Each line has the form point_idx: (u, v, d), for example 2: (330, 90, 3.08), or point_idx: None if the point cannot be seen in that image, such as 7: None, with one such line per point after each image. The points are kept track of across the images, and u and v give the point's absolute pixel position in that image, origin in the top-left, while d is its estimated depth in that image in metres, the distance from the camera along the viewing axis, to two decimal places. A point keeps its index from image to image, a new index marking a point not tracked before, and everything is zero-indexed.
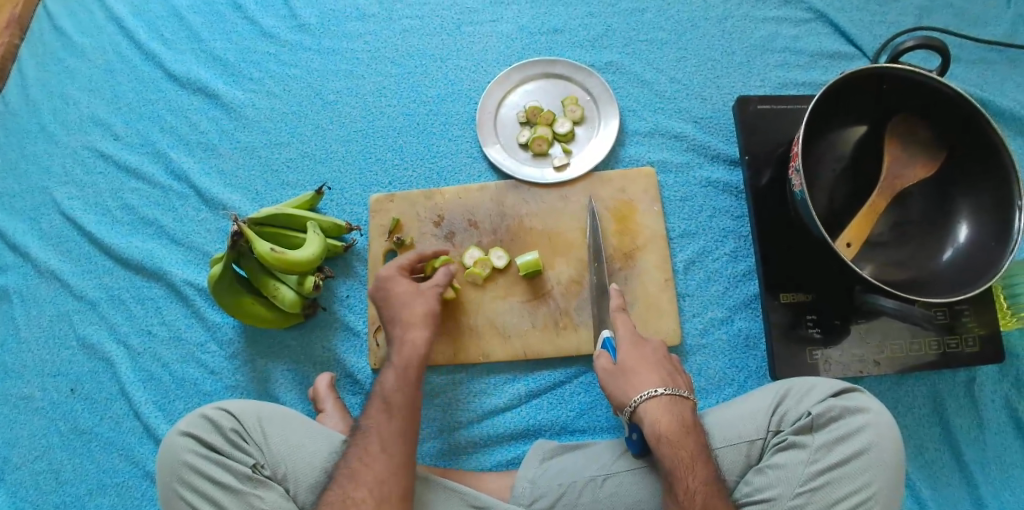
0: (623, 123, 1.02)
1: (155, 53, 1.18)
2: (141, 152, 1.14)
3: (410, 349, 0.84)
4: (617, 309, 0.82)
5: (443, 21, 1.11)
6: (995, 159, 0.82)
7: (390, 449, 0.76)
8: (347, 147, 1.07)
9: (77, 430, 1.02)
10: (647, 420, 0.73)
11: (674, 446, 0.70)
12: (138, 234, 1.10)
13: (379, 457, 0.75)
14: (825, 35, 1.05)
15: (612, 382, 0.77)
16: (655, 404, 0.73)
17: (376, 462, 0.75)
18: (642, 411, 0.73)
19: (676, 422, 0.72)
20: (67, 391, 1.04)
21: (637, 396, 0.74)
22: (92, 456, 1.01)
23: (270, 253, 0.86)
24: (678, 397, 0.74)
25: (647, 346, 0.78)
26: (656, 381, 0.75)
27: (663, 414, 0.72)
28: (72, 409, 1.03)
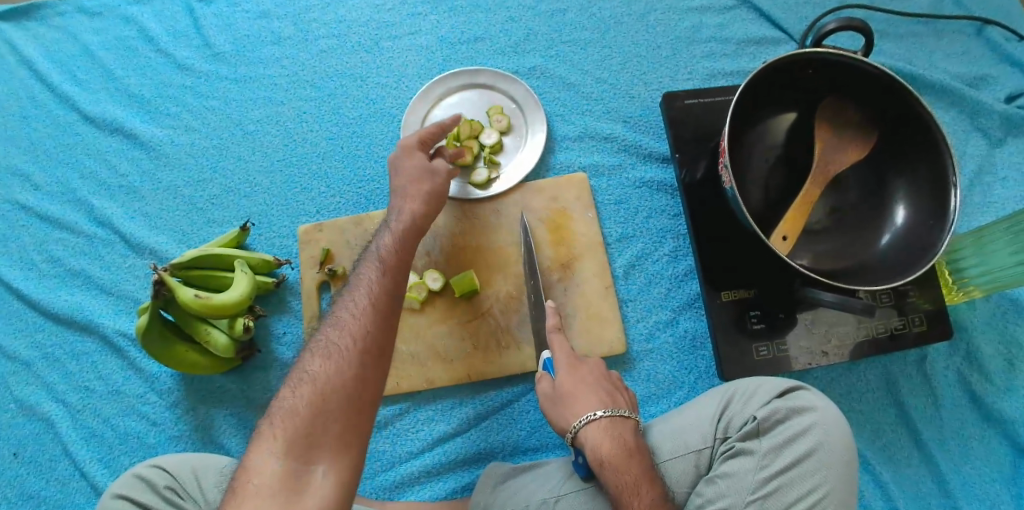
0: (552, 129, 0.99)
1: (67, 96, 1.13)
2: (63, 201, 1.09)
3: (385, 260, 0.72)
4: (553, 330, 0.81)
5: (360, 38, 1.07)
6: (927, 137, 0.81)
7: (352, 366, 0.62)
8: (272, 178, 1.03)
9: (25, 494, 0.98)
10: (589, 444, 0.72)
11: (618, 468, 0.69)
12: (65, 287, 1.05)
13: (337, 372, 0.62)
14: (749, 21, 1.03)
15: (553, 409, 0.77)
16: (596, 428, 0.73)
17: (335, 378, 0.62)
18: (583, 436, 0.73)
19: (618, 445, 0.71)
20: (10, 455, 0.99)
21: (576, 421, 0.74)
22: None
23: (193, 299, 0.83)
24: (618, 419, 0.74)
25: (584, 368, 0.79)
26: (596, 404, 0.75)
27: (604, 438, 0.72)
28: (17, 474, 0.99)
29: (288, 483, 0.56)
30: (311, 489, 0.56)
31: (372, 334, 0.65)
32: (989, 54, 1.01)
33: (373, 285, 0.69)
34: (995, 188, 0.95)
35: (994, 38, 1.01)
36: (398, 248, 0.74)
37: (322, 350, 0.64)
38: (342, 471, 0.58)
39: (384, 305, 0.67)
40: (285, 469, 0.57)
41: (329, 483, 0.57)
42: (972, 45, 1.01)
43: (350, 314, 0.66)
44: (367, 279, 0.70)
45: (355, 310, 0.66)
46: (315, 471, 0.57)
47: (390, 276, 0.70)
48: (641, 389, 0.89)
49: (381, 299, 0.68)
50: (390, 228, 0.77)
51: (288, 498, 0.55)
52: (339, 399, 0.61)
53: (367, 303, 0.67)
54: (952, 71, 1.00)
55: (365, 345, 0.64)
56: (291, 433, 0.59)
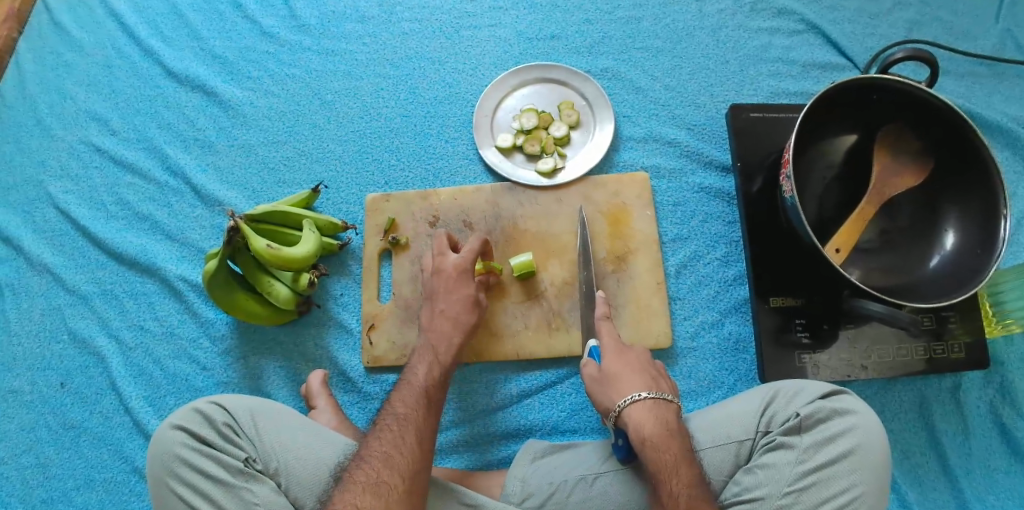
0: (617, 128, 1.03)
1: (153, 50, 1.19)
2: (137, 148, 1.14)
3: (438, 336, 0.85)
4: (602, 318, 0.83)
5: (441, 25, 1.12)
6: (983, 171, 0.84)
7: (415, 422, 0.75)
8: (345, 147, 1.08)
9: (66, 424, 1.02)
10: (631, 425, 0.73)
11: (657, 449, 0.70)
12: (132, 229, 1.10)
13: (403, 426, 0.75)
14: (817, 46, 1.07)
15: (597, 387, 0.78)
16: (639, 408, 0.74)
17: (401, 432, 0.74)
18: (626, 415, 0.74)
19: (661, 426, 0.72)
20: (57, 385, 1.04)
21: (621, 400, 0.75)
22: (81, 451, 1.01)
23: (265, 249, 0.87)
24: (661, 401, 0.74)
25: (631, 353, 0.80)
26: (641, 385, 0.76)
27: (647, 417, 0.73)
28: (62, 403, 1.03)
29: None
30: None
31: (430, 402, 0.79)
32: None
33: (433, 362, 0.83)
34: None
35: None
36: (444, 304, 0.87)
37: (391, 410, 0.77)
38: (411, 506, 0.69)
39: (437, 379, 0.81)
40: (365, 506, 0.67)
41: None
42: None
43: (410, 386, 0.80)
44: (424, 355, 0.84)
45: (414, 384, 0.80)
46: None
47: (444, 353, 0.84)
48: (681, 384, 0.92)
49: (438, 374, 0.82)
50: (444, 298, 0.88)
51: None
52: (405, 448, 0.73)
53: (421, 376, 0.81)
54: (1010, 113, 1.03)
55: (426, 404, 0.78)
56: (368, 475, 0.70)
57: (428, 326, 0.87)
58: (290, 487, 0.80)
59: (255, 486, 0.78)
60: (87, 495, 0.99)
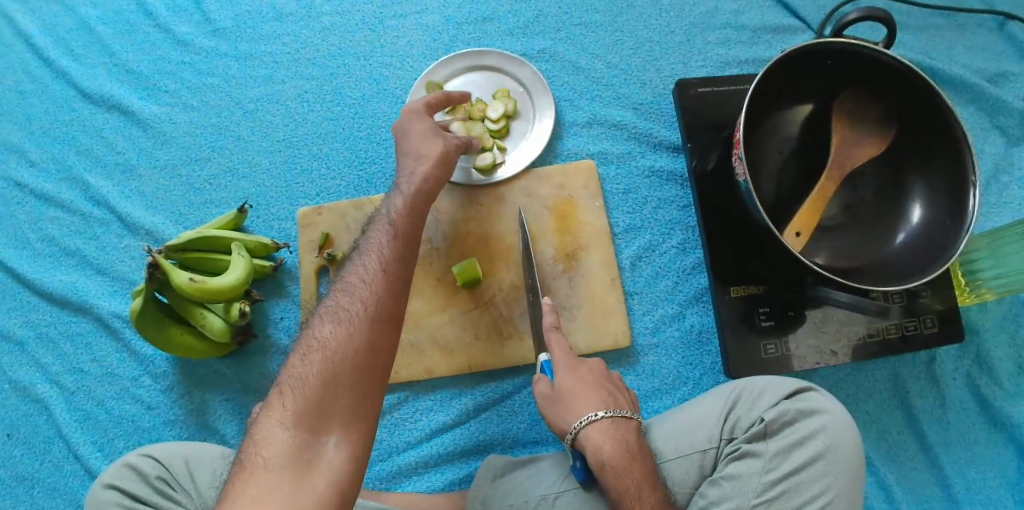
0: (560, 115, 0.96)
1: (65, 71, 1.08)
2: (59, 179, 1.05)
3: (380, 248, 0.69)
4: (550, 328, 0.75)
5: (364, 16, 1.04)
6: (948, 134, 0.78)
7: (365, 336, 0.62)
8: (272, 159, 1.00)
9: (17, 477, 0.96)
10: (589, 449, 0.67)
11: (618, 472, 0.65)
12: (60, 266, 1.02)
13: (349, 339, 0.62)
14: (767, 8, 1.00)
15: (550, 410, 0.72)
16: (597, 429, 0.68)
17: (348, 347, 0.61)
18: (583, 438, 0.68)
19: (620, 448, 0.67)
20: (2, 437, 0.97)
21: (575, 422, 0.69)
22: (35, 502, 0.95)
23: (188, 283, 0.80)
24: (621, 419, 0.69)
25: (584, 366, 0.73)
26: (597, 403, 0.70)
27: (606, 439, 0.67)
28: (10, 455, 0.97)
29: (298, 455, 0.56)
30: (323, 463, 0.56)
31: (374, 336, 0.63)
32: (1010, 50, 0.99)
33: (380, 277, 0.66)
34: (1012, 187, 0.94)
35: (1017, 34, 0.98)
36: (408, 212, 0.73)
37: (332, 314, 0.64)
38: (354, 444, 0.58)
39: (387, 291, 0.65)
40: (295, 441, 0.56)
41: (340, 456, 0.57)
42: (994, 40, 0.99)
43: (353, 294, 0.65)
44: (371, 258, 0.68)
45: (357, 292, 0.65)
46: (325, 444, 0.57)
47: (390, 263, 0.68)
48: (644, 384, 0.87)
49: (386, 287, 0.66)
50: (384, 220, 0.73)
51: (298, 472, 0.55)
52: (349, 370, 0.60)
53: (363, 296, 0.65)
54: (971, 66, 0.98)
55: (377, 312, 0.64)
56: (302, 402, 0.58)
57: (373, 226, 0.73)
58: None
59: None
60: None
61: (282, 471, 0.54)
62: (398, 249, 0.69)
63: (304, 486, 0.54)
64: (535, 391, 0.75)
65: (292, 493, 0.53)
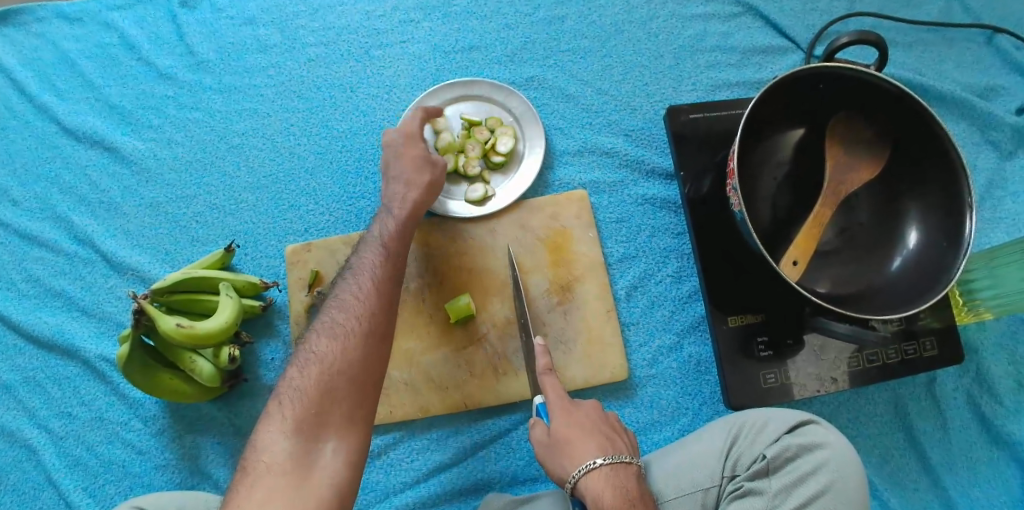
0: (550, 143, 0.95)
1: (47, 107, 1.06)
2: (43, 218, 1.03)
3: (371, 270, 0.71)
4: (544, 371, 0.73)
5: (350, 46, 1.02)
6: (942, 156, 0.77)
7: (358, 352, 0.65)
8: (258, 195, 0.98)
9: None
10: (590, 497, 0.65)
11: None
12: (46, 308, 1.00)
13: (344, 353, 0.64)
14: (755, 29, 1.00)
15: (548, 457, 0.70)
16: (596, 477, 0.66)
17: (344, 359, 0.64)
18: (584, 486, 0.66)
19: (621, 496, 0.64)
20: None
21: (575, 470, 0.67)
22: None
23: (175, 329, 0.78)
24: (619, 465, 0.67)
25: (579, 411, 0.71)
26: (594, 450, 0.68)
27: (606, 487, 0.65)
28: None
29: (298, 461, 0.58)
30: (323, 468, 0.59)
31: (369, 347, 0.65)
32: (999, 64, 0.98)
33: (370, 294, 0.69)
34: (1006, 203, 0.93)
35: (1006, 47, 0.98)
36: (398, 233, 0.76)
37: (327, 330, 0.66)
38: (351, 450, 0.61)
39: (380, 309, 0.68)
40: (294, 448, 0.59)
41: (338, 460, 0.60)
42: (984, 55, 0.99)
43: (345, 310, 0.67)
44: (364, 280, 0.70)
45: (350, 308, 0.67)
46: (324, 449, 0.60)
47: (381, 283, 0.70)
48: (643, 416, 0.86)
49: (377, 307, 0.68)
50: (374, 243, 0.75)
51: (299, 476, 0.58)
52: (345, 381, 0.63)
53: (357, 308, 0.67)
54: (961, 82, 0.98)
55: (370, 327, 0.66)
56: (301, 410, 0.61)
57: (362, 247, 0.75)
58: None
59: None
60: None
61: (283, 476, 0.57)
62: (389, 270, 0.72)
63: (305, 489, 0.57)
64: (532, 437, 0.73)
65: (296, 496, 0.56)
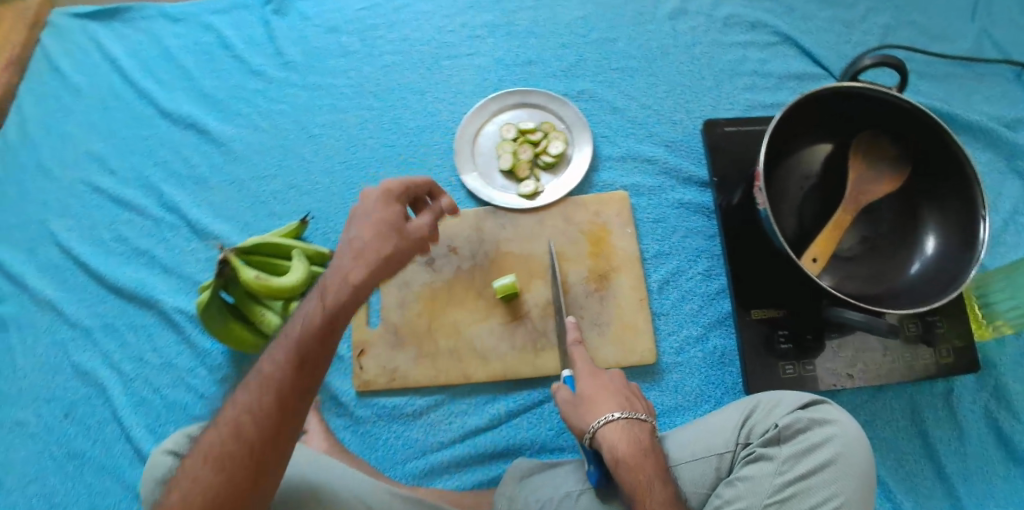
0: (596, 149, 1.05)
1: (148, 91, 1.21)
2: (136, 187, 1.17)
3: (280, 357, 0.65)
4: (574, 343, 0.86)
5: (421, 56, 1.16)
6: (959, 172, 0.85)
7: (246, 458, 0.62)
8: (332, 180, 1.11)
9: (68, 454, 1.02)
10: (608, 444, 0.75)
11: (634, 469, 0.72)
12: (132, 264, 1.12)
13: (236, 457, 0.62)
14: (791, 57, 1.09)
15: (572, 412, 0.80)
16: (613, 428, 0.75)
17: (233, 466, 0.62)
18: (601, 436, 0.75)
19: (634, 444, 0.74)
20: (60, 415, 1.04)
21: (594, 421, 0.76)
22: (82, 479, 1.00)
23: (254, 279, 0.90)
24: (635, 420, 0.77)
25: (603, 376, 0.82)
26: (614, 406, 0.78)
27: (622, 437, 0.75)
28: (65, 433, 1.03)
29: None
30: None
31: (257, 452, 0.62)
32: None
33: (271, 392, 0.64)
34: None
35: None
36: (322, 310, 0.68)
37: (225, 430, 0.64)
38: None
39: (275, 410, 0.64)
40: None
41: None
42: (1012, 90, 1.05)
43: (235, 433, 0.63)
44: (269, 372, 0.65)
45: (240, 435, 0.63)
46: None
47: (287, 376, 0.65)
48: (667, 400, 0.92)
49: (272, 408, 0.64)
50: (297, 323, 0.68)
51: None
52: (231, 485, 0.62)
53: (255, 409, 0.64)
54: (988, 114, 1.04)
55: (264, 432, 0.63)
56: None
57: (288, 324, 0.69)
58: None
59: None
60: None
61: None
62: (299, 359, 0.65)
63: None
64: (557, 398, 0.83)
65: None
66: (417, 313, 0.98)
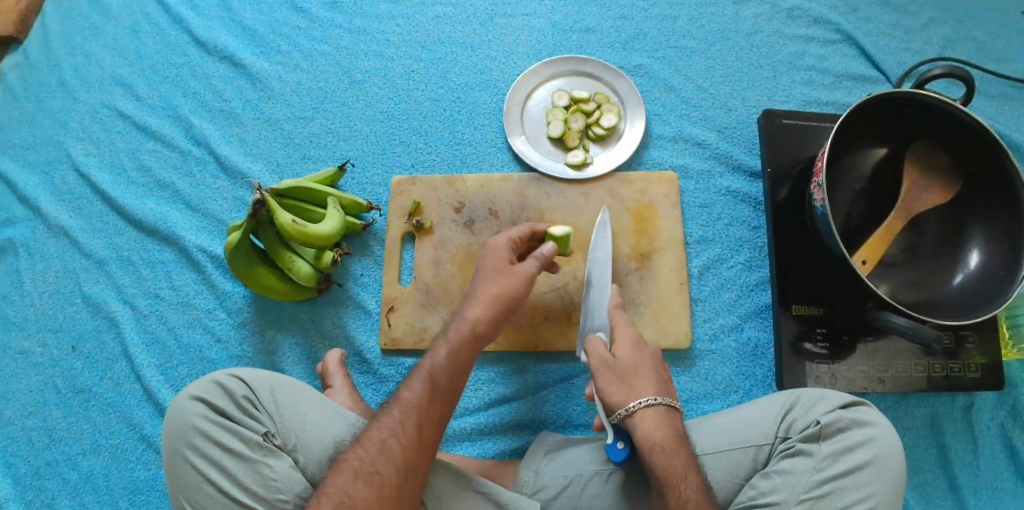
0: (648, 127, 1.03)
1: (183, 18, 1.15)
2: (163, 116, 1.11)
3: (423, 380, 0.76)
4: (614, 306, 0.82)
5: (476, 11, 1.11)
6: (1009, 190, 0.84)
7: (394, 464, 0.70)
8: (372, 128, 1.07)
9: (74, 388, 0.98)
10: (641, 430, 0.72)
11: (666, 453, 0.71)
12: (153, 197, 1.07)
13: (388, 466, 0.70)
14: (851, 57, 1.07)
15: (605, 374, 0.76)
16: (653, 413, 0.73)
17: (385, 473, 0.69)
18: (638, 418, 0.73)
19: (671, 433, 0.72)
20: (67, 348, 1.00)
21: (634, 402, 0.73)
22: (88, 415, 0.97)
23: (291, 224, 0.84)
24: (672, 408, 0.74)
25: (643, 348, 0.78)
26: (654, 389, 0.75)
27: (660, 423, 0.73)
28: (71, 367, 0.99)
29: None
30: None
31: (409, 460, 0.71)
32: None
33: (414, 409, 0.74)
34: None
35: None
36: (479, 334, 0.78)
37: (371, 442, 0.71)
38: None
39: (423, 426, 0.73)
40: None
41: None
42: None
43: (384, 453, 0.70)
44: (411, 392, 0.75)
45: (389, 454, 0.70)
46: None
47: (429, 395, 0.75)
48: (697, 386, 0.92)
49: (420, 420, 0.73)
50: (438, 349, 0.78)
51: None
52: (384, 491, 0.68)
53: (405, 422, 0.73)
54: None
55: (412, 444, 0.72)
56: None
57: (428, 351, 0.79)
58: (309, 465, 0.75)
59: (273, 461, 0.73)
60: (94, 460, 0.95)
61: None
62: (445, 381, 0.76)
63: None
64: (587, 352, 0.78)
65: None
66: (452, 274, 0.97)
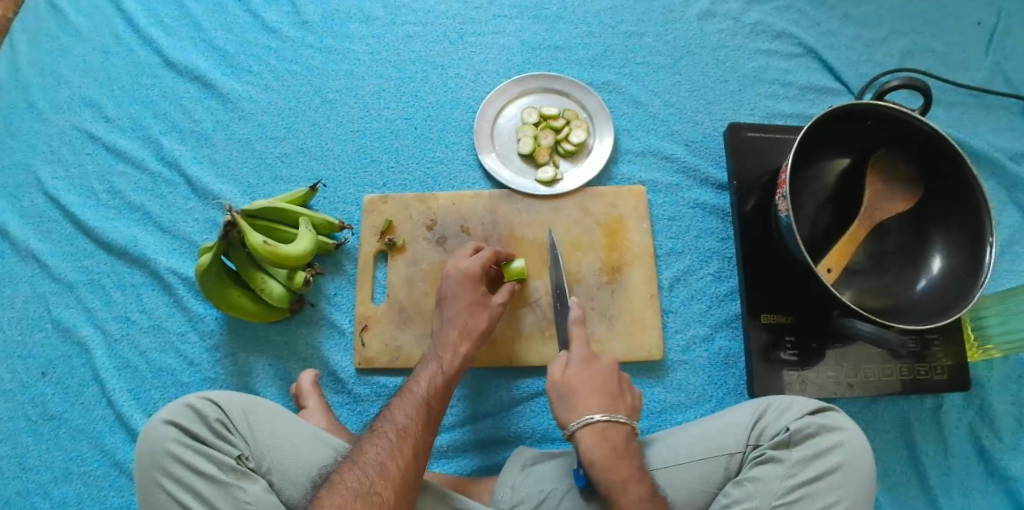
0: (617, 142, 1.05)
1: (153, 39, 1.15)
2: (133, 137, 1.11)
3: (412, 405, 0.79)
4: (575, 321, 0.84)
5: (446, 30, 1.13)
6: (970, 198, 0.86)
7: (393, 486, 0.71)
8: (344, 147, 1.07)
9: (43, 415, 0.97)
10: (583, 446, 0.74)
11: (608, 467, 0.72)
12: (123, 219, 1.06)
13: (387, 488, 0.70)
14: (813, 70, 1.10)
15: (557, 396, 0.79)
16: (590, 431, 0.75)
17: (386, 494, 0.70)
18: (578, 436, 0.75)
19: (609, 449, 0.74)
20: (37, 374, 0.99)
21: (576, 421, 0.76)
22: (59, 442, 0.95)
23: (262, 245, 0.83)
24: (615, 423, 0.76)
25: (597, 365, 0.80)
26: (597, 407, 0.77)
27: (598, 440, 0.74)
28: (41, 393, 0.98)
29: None
30: None
31: (408, 481, 0.72)
32: None
33: (407, 431, 0.76)
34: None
35: None
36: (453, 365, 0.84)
37: (368, 465, 0.72)
38: None
39: (418, 447, 0.75)
40: None
41: None
42: (1019, 123, 1.07)
43: (382, 474, 0.71)
44: (401, 417, 0.77)
45: (387, 474, 0.71)
46: None
47: (421, 418, 0.78)
48: (671, 397, 0.92)
49: (417, 440, 0.75)
50: (421, 379, 0.82)
51: None
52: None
53: (402, 444, 0.74)
54: (996, 143, 1.06)
55: (409, 465, 0.73)
56: None
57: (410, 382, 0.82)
58: (283, 488, 0.74)
59: (246, 485, 0.72)
60: (64, 488, 0.93)
61: None
62: (432, 405, 0.80)
63: None
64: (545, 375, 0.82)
65: None
66: (425, 292, 0.97)
